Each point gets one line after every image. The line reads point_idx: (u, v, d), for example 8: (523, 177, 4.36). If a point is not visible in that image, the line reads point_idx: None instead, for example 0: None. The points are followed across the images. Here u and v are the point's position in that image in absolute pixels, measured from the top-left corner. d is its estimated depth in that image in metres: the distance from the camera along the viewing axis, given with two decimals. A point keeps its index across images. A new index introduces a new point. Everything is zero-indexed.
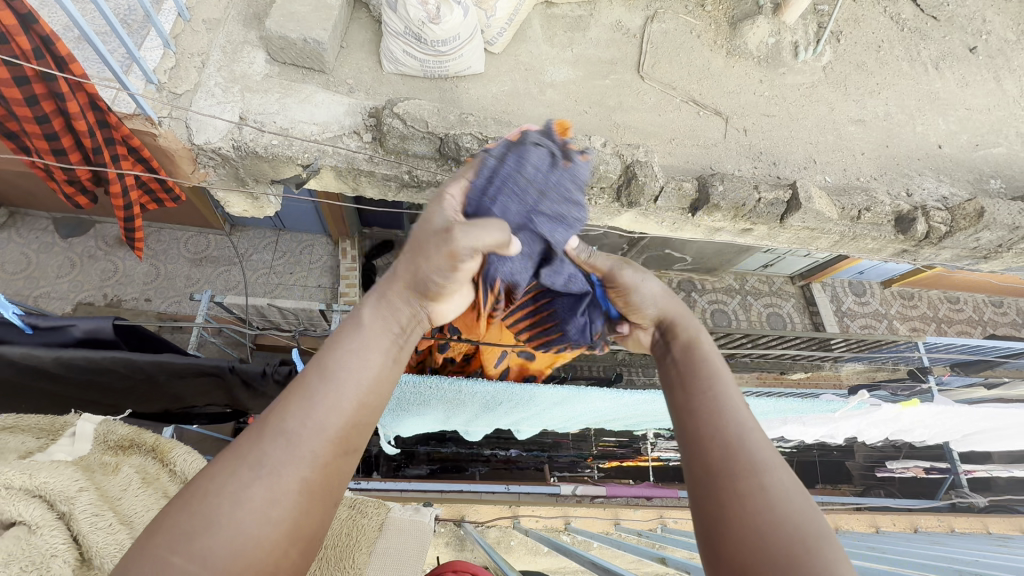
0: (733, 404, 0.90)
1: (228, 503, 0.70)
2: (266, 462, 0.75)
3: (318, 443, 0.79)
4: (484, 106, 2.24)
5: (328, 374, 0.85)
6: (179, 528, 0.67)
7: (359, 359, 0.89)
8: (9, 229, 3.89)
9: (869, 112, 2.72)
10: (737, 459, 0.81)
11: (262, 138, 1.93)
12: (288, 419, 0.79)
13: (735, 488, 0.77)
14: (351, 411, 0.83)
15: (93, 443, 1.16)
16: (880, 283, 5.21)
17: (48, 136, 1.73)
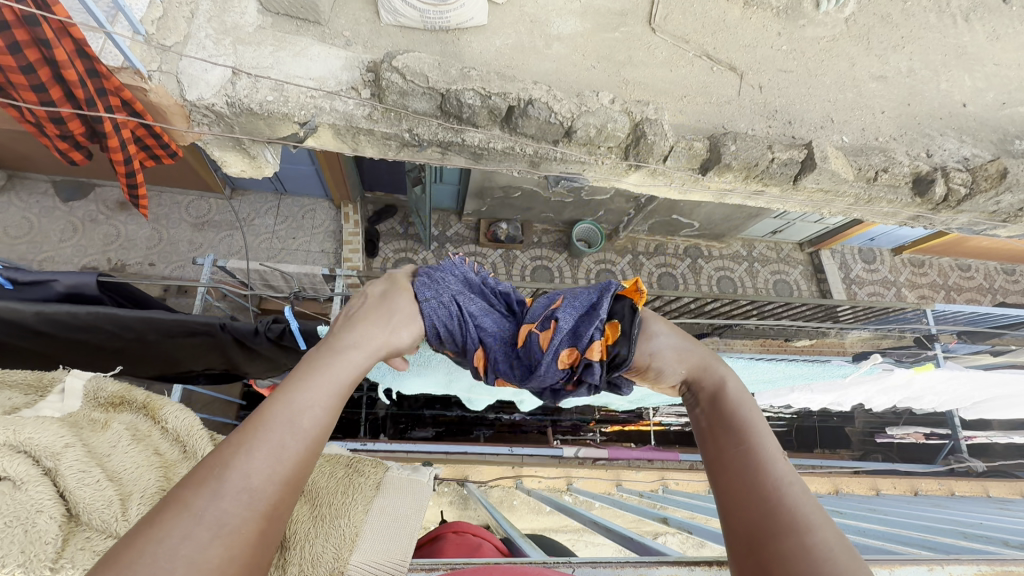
0: (762, 457, 0.85)
1: (156, 568, 0.59)
2: (210, 520, 0.64)
3: (269, 474, 0.71)
4: (487, 60, 2.13)
5: (271, 420, 0.75)
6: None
7: (306, 400, 0.80)
8: (9, 193, 3.85)
9: (892, 68, 2.58)
10: (780, 511, 0.75)
11: (258, 94, 1.86)
12: (236, 468, 0.69)
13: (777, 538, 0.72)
14: (296, 460, 0.74)
15: (84, 400, 1.10)
16: (890, 250, 5.13)
17: (36, 87, 1.69)
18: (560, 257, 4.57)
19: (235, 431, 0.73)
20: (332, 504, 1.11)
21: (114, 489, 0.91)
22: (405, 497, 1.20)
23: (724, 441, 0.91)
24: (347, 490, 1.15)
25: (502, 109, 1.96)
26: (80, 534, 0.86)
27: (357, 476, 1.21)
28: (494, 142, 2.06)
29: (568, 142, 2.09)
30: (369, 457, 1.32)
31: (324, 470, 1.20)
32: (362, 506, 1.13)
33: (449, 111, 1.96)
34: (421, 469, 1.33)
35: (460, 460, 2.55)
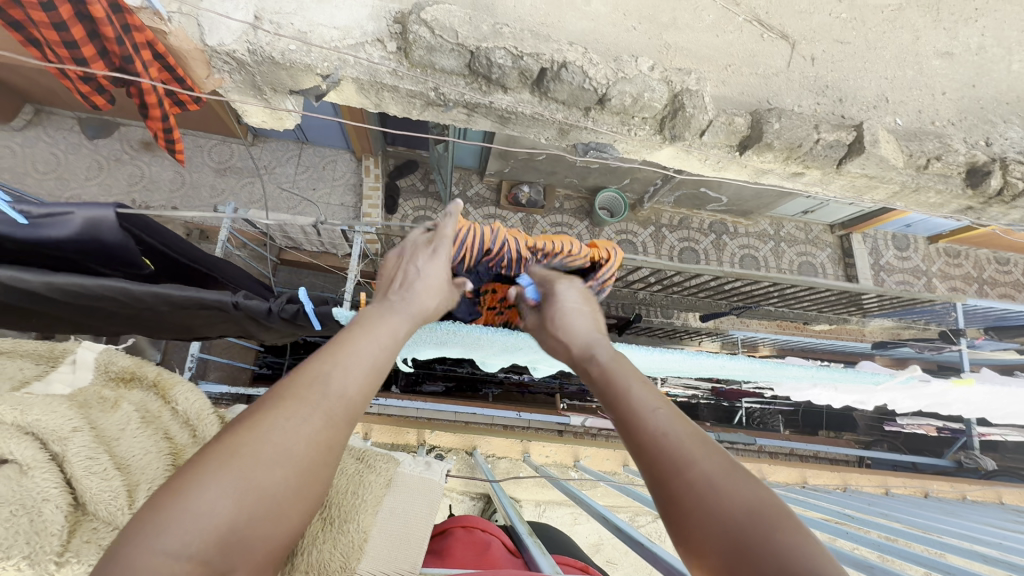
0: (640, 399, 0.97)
1: (281, 444, 0.78)
2: (320, 413, 0.84)
3: (350, 389, 0.90)
4: (521, 16, 2.00)
5: (355, 349, 0.97)
6: (236, 468, 0.73)
7: (377, 344, 1.01)
8: (35, 127, 3.84)
9: (959, 44, 2.36)
10: (660, 463, 0.83)
11: (280, 41, 1.76)
12: (330, 380, 0.89)
13: (679, 499, 0.78)
14: (374, 384, 0.94)
15: (94, 372, 1.19)
16: (926, 238, 4.91)
17: (57, 26, 1.70)
18: (580, 225, 4.48)
19: (329, 353, 0.93)
20: (341, 505, 1.18)
21: (121, 479, 0.99)
22: (411, 501, 1.33)
23: (622, 405, 0.97)
24: (357, 492, 1.23)
25: (534, 71, 1.85)
26: (86, 524, 0.96)
27: (369, 474, 1.31)
28: (522, 107, 1.96)
29: (601, 109, 1.99)
30: (381, 450, 1.42)
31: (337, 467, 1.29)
32: (371, 510, 1.22)
33: (477, 70, 1.86)
34: (431, 469, 1.46)
35: (470, 427, 2.63)
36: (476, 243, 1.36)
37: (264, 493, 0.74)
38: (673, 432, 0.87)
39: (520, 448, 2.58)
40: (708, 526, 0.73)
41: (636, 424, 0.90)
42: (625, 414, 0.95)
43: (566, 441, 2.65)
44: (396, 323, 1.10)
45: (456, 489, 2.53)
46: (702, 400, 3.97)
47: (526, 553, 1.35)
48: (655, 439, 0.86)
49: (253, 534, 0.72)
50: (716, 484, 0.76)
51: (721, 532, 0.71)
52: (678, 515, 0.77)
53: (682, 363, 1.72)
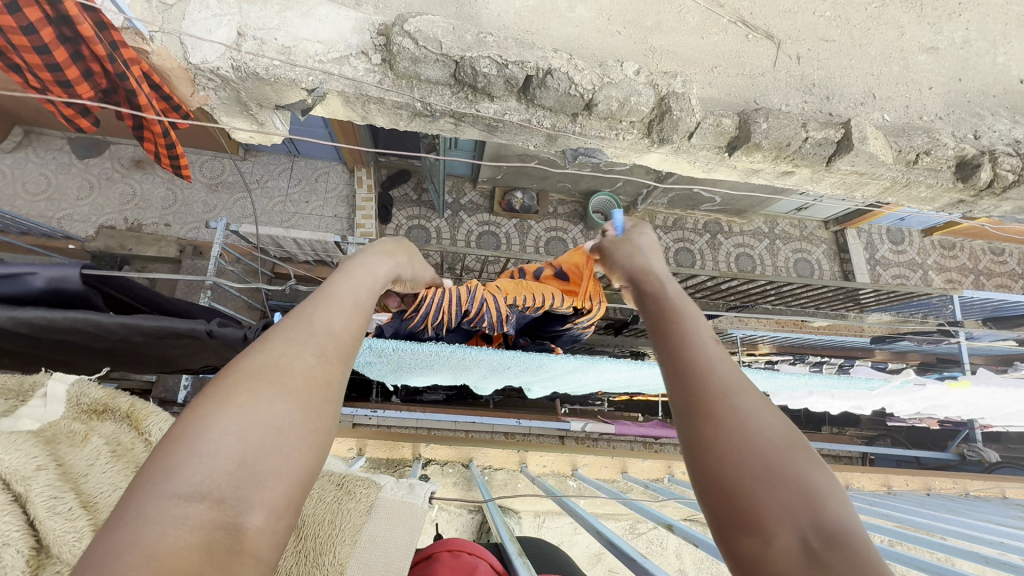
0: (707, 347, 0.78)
1: (285, 370, 0.67)
2: (316, 346, 0.71)
3: (343, 321, 0.78)
4: (505, 25, 2.00)
5: (343, 284, 0.87)
6: (242, 407, 0.61)
7: (367, 287, 0.91)
8: (25, 148, 3.82)
9: (944, 39, 2.37)
10: (711, 383, 0.71)
11: (263, 58, 1.76)
12: (324, 315, 0.77)
13: (706, 425, 0.67)
14: (369, 323, 0.83)
15: (66, 405, 1.16)
16: (920, 231, 4.92)
17: (38, 48, 1.69)
18: (575, 229, 4.47)
19: (316, 293, 0.81)
20: (317, 538, 1.21)
21: (87, 518, 0.94)
22: (393, 526, 1.33)
23: (669, 322, 0.84)
24: (334, 522, 1.26)
25: (520, 78, 1.84)
26: (50, 567, 0.86)
27: (347, 502, 1.33)
28: (510, 114, 1.96)
29: (588, 115, 1.98)
30: (362, 475, 1.44)
31: (315, 496, 1.31)
32: (349, 540, 1.25)
33: (462, 80, 1.85)
34: (416, 492, 1.43)
35: (467, 439, 2.60)
36: (456, 305, 1.52)
37: (274, 425, 0.62)
38: (726, 361, 0.75)
39: (517, 459, 2.55)
40: (730, 458, 0.63)
41: (689, 346, 0.77)
42: (675, 330, 0.81)
43: (564, 451, 2.63)
44: (375, 265, 1.00)
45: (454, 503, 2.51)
46: None
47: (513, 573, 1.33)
48: (712, 359, 0.74)
49: (267, 470, 0.59)
50: (767, 439, 0.64)
51: (751, 465, 0.61)
52: (698, 441, 0.67)
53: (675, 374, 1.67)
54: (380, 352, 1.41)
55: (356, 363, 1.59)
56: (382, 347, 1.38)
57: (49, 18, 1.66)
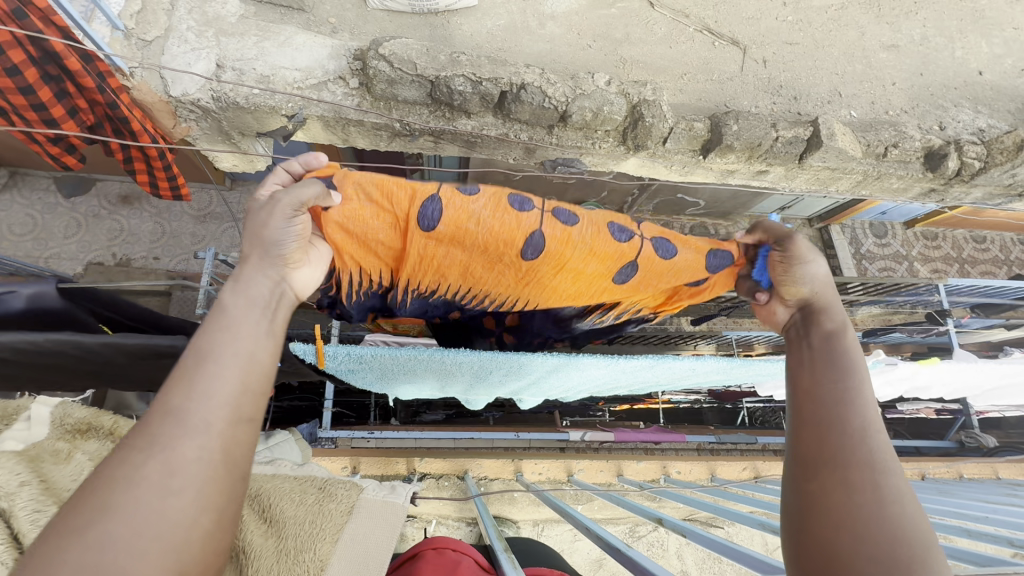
0: (857, 398, 0.94)
1: (129, 496, 0.64)
2: (157, 447, 0.69)
3: (209, 414, 0.74)
4: (479, 44, 2.06)
5: (206, 347, 0.81)
6: (64, 549, 0.59)
7: (244, 335, 0.85)
8: (11, 190, 3.82)
9: (903, 36, 2.47)
10: (855, 451, 0.86)
11: (242, 87, 1.79)
12: (162, 404, 0.73)
13: (837, 484, 0.83)
14: (231, 388, 0.77)
15: (50, 426, 1.15)
16: (903, 223, 5.00)
17: (23, 89, 1.64)
18: None
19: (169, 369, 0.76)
20: (298, 537, 1.18)
21: None
22: (376, 522, 1.29)
23: (822, 377, 0.99)
24: (317, 520, 1.24)
25: (494, 94, 1.89)
26: None
27: (329, 504, 1.30)
28: (487, 129, 2.00)
29: (563, 126, 2.03)
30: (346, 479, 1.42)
31: (296, 499, 1.28)
32: (331, 537, 1.21)
33: (439, 99, 1.90)
34: (397, 492, 1.40)
35: (464, 452, 2.63)
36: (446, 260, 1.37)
37: (94, 557, 0.59)
38: (875, 435, 0.88)
39: (512, 468, 2.58)
40: (849, 523, 0.78)
41: (838, 401, 0.94)
42: (826, 391, 0.96)
43: (561, 458, 2.67)
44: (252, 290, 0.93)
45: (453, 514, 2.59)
46: (704, 403, 4.01)
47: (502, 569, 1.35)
48: (862, 434, 0.88)
49: None
50: (884, 493, 0.80)
51: (871, 544, 0.75)
52: (822, 501, 0.83)
53: (653, 368, 1.70)
54: (360, 358, 1.44)
55: (341, 372, 1.62)
56: (360, 353, 1.40)
57: (34, 57, 1.64)
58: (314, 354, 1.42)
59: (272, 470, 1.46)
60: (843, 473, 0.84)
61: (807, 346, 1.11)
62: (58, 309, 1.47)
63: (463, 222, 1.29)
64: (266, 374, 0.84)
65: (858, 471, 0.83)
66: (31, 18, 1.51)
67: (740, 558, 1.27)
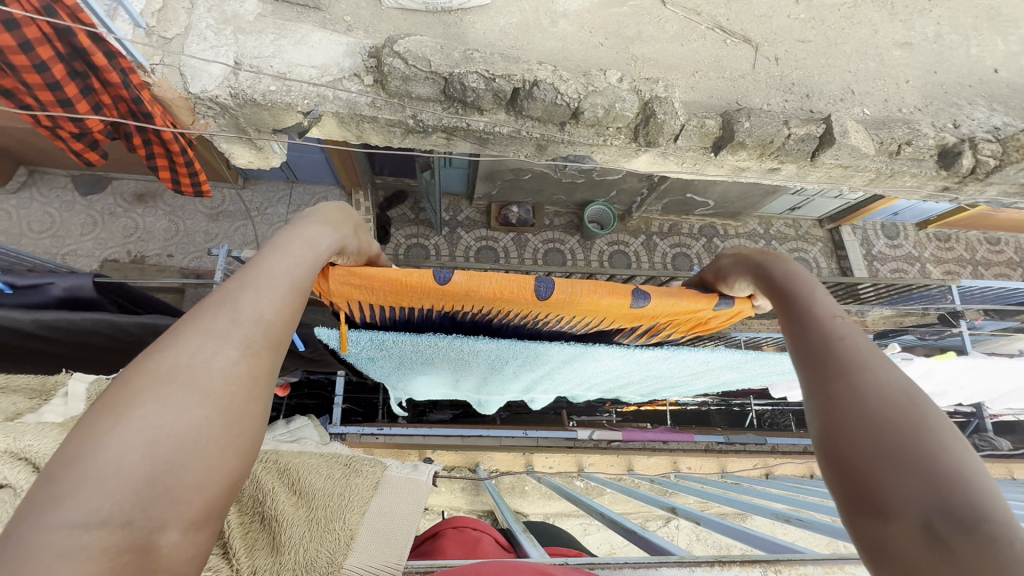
0: (826, 316, 0.85)
1: (201, 381, 0.62)
2: (235, 340, 0.67)
3: (275, 329, 0.73)
4: (491, 42, 2.08)
5: (270, 270, 0.80)
6: (134, 419, 0.56)
7: (301, 270, 0.86)
8: (30, 188, 3.89)
9: (917, 34, 2.45)
10: (835, 361, 0.75)
11: (260, 83, 1.82)
12: (237, 304, 0.71)
13: (829, 400, 0.70)
14: (292, 309, 0.78)
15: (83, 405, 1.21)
16: (915, 224, 4.95)
17: (51, 85, 1.66)
18: (572, 240, 4.51)
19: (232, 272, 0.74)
20: (327, 507, 1.20)
21: None
22: (401, 496, 1.34)
23: (793, 317, 0.91)
24: (344, 492, 1.27)
25: (507, 91, 1.91)
26: None
27: (354, 478, 1.34)
28: (499, 127, 2.02)
29: (575, 123, 2.04)
30: (368, 458, 1.46)
31: (323, 473, 1.31)
32: (358, 509, 1.24)
33: (452, 96, 1.92)
34: (419, 469, 1.46)
35: (475, 446, 2.66)
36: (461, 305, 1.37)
37: (182, 433, 0.58)
38: (853, 340, 0.77)
39: (523, 462, 2.67)
40: (853, 433, 0.65)
41: (814, 322, 0.84)
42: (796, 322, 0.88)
43: (571, 453, 2.72)
44: (315, 239, 0.96)
45: (463, 508, 2.60)
46: (712, 404, 4.01)
47: (521, 549, 1.38)
48: (830, 349, 0.77)
49: (179, 482, 0.57)
50: (888, 391, 0.67)
51: (864, 451, 0.63)
52: (819, 429, 0.70)
53: (668, 361, 1.72)
54: (381, 343, 1.49)
55: (360, 358, 1.66)
56: (383, 339, 1.44)
57: (62, 53, 1.66)
58: (337, 339, 1.48)
59: (297, 448, 1.48)
60: (827, 385, 0.72)
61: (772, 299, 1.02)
62: (92, 300, 1.52)
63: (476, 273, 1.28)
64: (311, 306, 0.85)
65: (846, 377, 0.71)
66: (59, 15, 1.54)
67: (756, 543, 1.30)
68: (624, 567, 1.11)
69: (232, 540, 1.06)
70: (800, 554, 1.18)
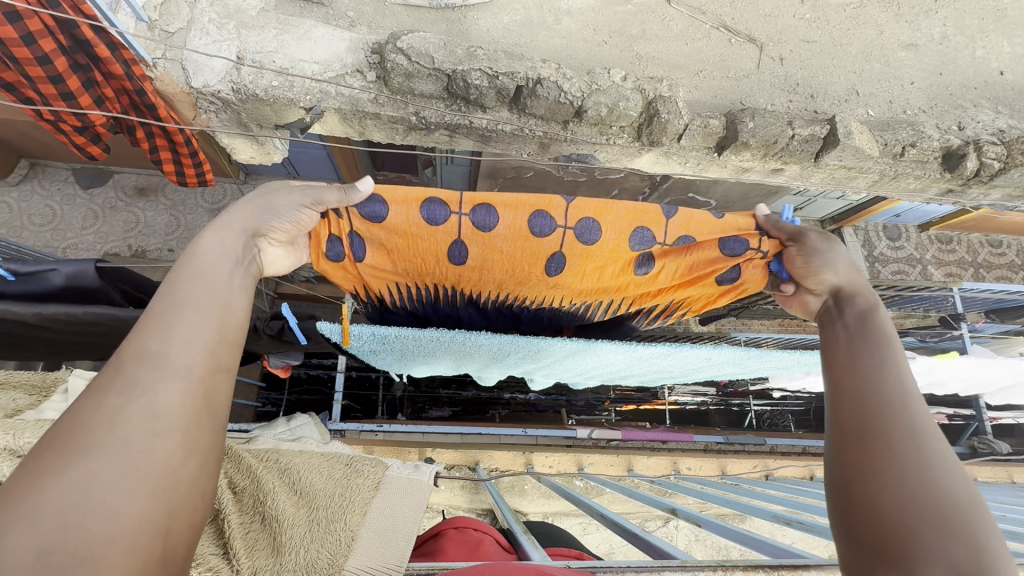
0: (892, 366, 0.91)
1: (113, 431, 0.64)
2: (149, 382, 0.69)
3: (189, 357, 0.74)
4: (495, 39, 2.07)
5: (184, 295, 0.81)
6: (48, 486, 0.58)
7: (219, 284, 0.87)
8: (30, 181, 3.87)
9: (923, 35, 2.44)
10: (890, 419, 0.83)
11: (262, 78, 1.81)
12: (136, 346, 0.72)
13: (874, 453, 0.80)
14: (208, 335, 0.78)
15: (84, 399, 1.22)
16: (917, 226, 4.94)
17: (53, 78, 1.65)
18: None
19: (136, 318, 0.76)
20: (329, 507, 1.20)
21: None
22: (402, 497, 1.33)
23: (856, 353, 0.96)
24: (346, 493, 1.27)
25: (511, 89, 1.90)
26: None
27: (356, 479, 1.33)
28: (502, 124, 2.00)
29: (578, 122, 2.03)
30: (370, 457, 1.46)
31: (325, 472, 1.32)
32: (360, 510, 1.24)
33: (455, 93, 1.91)
34: (422, 470, 1.45)
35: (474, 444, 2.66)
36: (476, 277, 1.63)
37: (78, 496, 0.58)
38: (911, 402, 0.84)
39: (523, 461, 2.62)
40: (888, 488, 0.75)
41: (869, 372, 0.91)
42: (856, 362, 0.95)
43: (570, 451, 2.72)
44: (230, 250, 0.95)
45: (463, 506, 2.60)
46: (712, 404, 4.02)
47: (521, 550, 1.39)
48: (901, 400, 0.84)
49: (99, 529, 0.58)
50: (919, 456, 0.76)
51: (909, 499, 0.72)
52: (862, 465, 0.80)
53: (670, 357, 1.72)
54: (384, 338, 1.49)
55: (362, 351, 1.66)
56: (385, 333, 1.44)
57: (64, 46, 1.63)
58: (339, 334, 1.48)
59: (298, 446, 1.49)
60: (872, 439, 0.81)
61: (841, 325, 1.08)
62: (95, 289, 1.49)
63: (492, 247, 1.52)
64: (242, 325, 0.85)
65: (889, 436, 0.80)
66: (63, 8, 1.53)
67: (757, 545, 1.29)
68: (625, 570, 1.10)
69: (233, 542, 1.05)
70: (802, 558, 1.18)
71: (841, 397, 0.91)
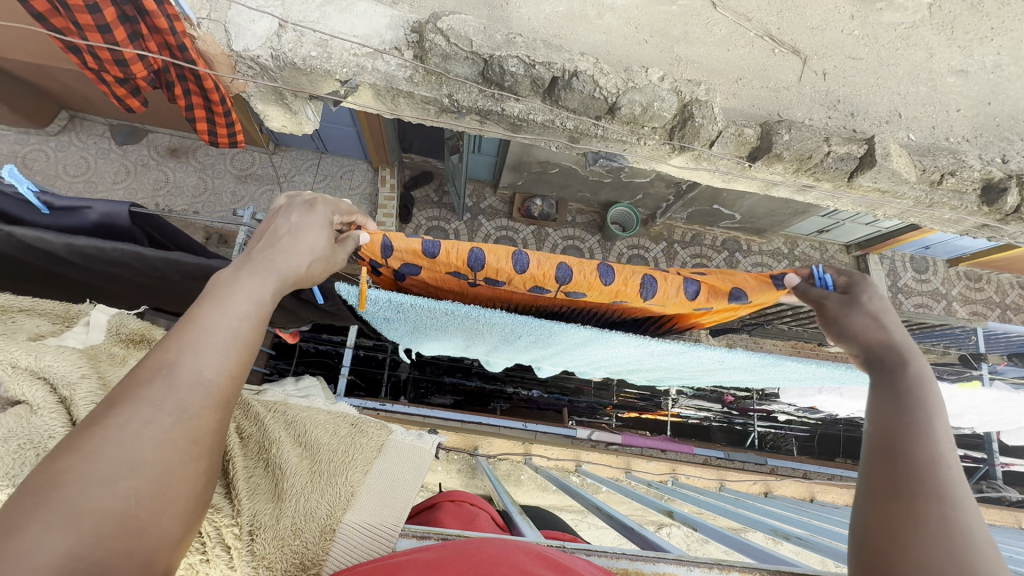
0: (933, 431, 0.86)
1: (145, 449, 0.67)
2: (172, 406, 0.70)
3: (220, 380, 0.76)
4: (535, 28, 2.05)
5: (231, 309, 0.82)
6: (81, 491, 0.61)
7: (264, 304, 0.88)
8: (69, 132, 3.97)
9: (975, 62, 2.35)
10: (925, 482, 0.79)
11: (302, 48, 1.83)
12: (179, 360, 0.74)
13: (901, 514, 0.77)
14: (245, 360, 0.79)
15: (105, 333, 1.25)
16: (946, 260, 4.81)
17: (100, 27, 1.68)
18: (592, 239, 4.48)
19: (172, 330, 0.74)
20: (331, 462, 1.21)
21: None
22: (404, 461, 1.33)
23: (894, 412, 0.93)
24: (349, 450, 1.28)
25: (546, 79, 1.89)
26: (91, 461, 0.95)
27: (360, 438, 1.34)
28: (534, 114, 1.98)
29: (610, 119, 2.02)
30: (375, 420, 1.46)
31: (329, 429, 1.33)
32: (362, 469, 1.24)
33: (490, 79, 1.91)
34: (424, 439, 1.44)
35: (474, 429, 2.67)
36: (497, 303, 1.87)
37: (115, 509, 0.63)
38: (949, 469, 0.80)
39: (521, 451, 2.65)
40: (918, 556, 0.71)
41: (910, 435, 0.86)
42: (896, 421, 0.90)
43: (570, 446, 2.77)
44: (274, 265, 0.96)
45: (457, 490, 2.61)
46: (715, 421, 3.98)
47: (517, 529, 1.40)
48: (932, 464, 0.81)
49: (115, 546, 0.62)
50: (954, 533, 0.72)
51: (935, 568, 0.69)
52: (887, 526, 0.77)
53: (681, 356, 1.70)
54: (399, 306, 1.49)
55: (375, 317, 1.68)
56: (400, 300, 1.44)
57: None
58: (356, 296, 1.48)
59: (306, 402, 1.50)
60: (902, 502, 0.78)
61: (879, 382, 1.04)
62: (124, 228, 1.53)
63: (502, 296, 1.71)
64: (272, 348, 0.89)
65: (925, 502, 0.76)
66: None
67: (750, 552, 1.29)
68: (622, 557, 1.10)
69: (237, 482, 1.05)
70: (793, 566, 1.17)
71: (879, 456, 0.87)
